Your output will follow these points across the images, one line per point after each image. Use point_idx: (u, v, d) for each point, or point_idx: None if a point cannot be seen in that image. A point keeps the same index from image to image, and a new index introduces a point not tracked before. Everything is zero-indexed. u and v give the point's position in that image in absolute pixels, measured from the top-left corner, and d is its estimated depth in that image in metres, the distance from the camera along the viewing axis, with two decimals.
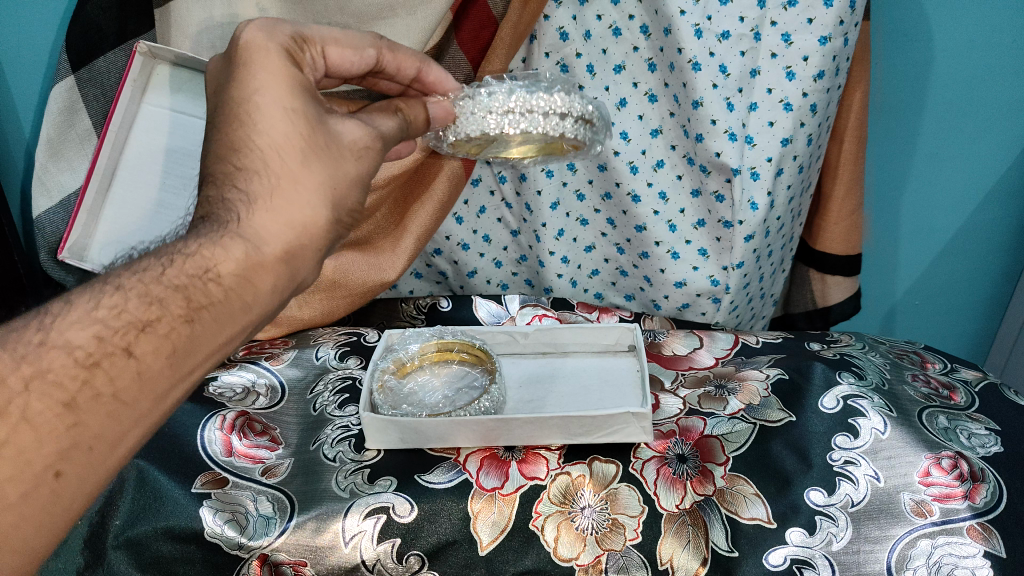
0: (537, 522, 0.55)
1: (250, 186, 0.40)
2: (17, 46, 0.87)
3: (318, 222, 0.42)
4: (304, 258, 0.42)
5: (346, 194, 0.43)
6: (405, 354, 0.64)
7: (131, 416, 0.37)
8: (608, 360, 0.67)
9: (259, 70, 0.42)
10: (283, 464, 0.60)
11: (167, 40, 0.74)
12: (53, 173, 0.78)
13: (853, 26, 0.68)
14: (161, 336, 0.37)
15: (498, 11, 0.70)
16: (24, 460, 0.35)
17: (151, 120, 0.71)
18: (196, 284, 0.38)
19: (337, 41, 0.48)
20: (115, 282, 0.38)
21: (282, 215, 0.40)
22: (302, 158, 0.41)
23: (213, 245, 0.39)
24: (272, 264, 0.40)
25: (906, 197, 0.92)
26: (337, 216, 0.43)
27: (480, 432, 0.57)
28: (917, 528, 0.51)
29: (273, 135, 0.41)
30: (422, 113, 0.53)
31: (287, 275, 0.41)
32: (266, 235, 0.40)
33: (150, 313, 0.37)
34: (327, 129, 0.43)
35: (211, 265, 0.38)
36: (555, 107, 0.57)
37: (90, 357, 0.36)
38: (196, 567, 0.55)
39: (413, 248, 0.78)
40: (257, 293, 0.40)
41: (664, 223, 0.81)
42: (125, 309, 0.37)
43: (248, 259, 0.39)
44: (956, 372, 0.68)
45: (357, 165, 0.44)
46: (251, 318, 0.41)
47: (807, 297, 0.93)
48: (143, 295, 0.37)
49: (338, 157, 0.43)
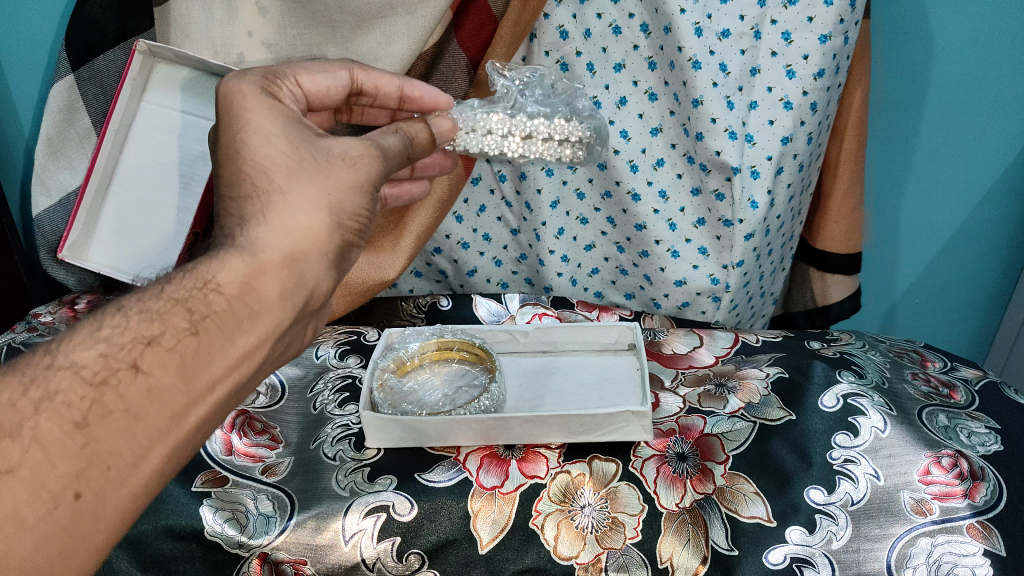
0: (537, 520, 0.55)
1: (245, 211, 0.40)
2: (16, 43, 0.87)
3: (315, 227, 0.41)
4: (309, 260, 0.41)
5: (343, 199, 0.42)
6: (405, 353, 0.64)
7: (145, 430, 0.37)
8: (604, 361, 0.67)
9: (251, 109, 0.44)
10: (283, 463, 0.60)
11: (166, 38, 0.74)
12: (53, 172, 0.78)
13: (853, 25, 0.68)
14: (167, 351, 0.37)
15: (498, 10, 0.70)
16: (39, 482, 0.35)
17: (152, 119, 0.72)
18: (196, 296, 0.38)
19: (307, 70, 0.51)
20: (117, 304, 0.39)
21: (275, 223, 0.40)
22: (288, 173, 0.41)
23: (210, 260, 0.39)
24: (273, 269, 0.40)
25: (906, 196, 0.92)
26: (337, 220, 0.42)
27: (479, 431, 0.57)
28: (917, 527, 0.52)
29: (259, 159, 0.42)
30: (424, 132, 0.52)
31: (294, 281, 0.40)
32: (262, 242, 0.40)
33: (153, 328, 0.37)
34: (314, 145, 0.43)
35: (210, 277, 0.38)
36: (555, 132, 0.62)
37: (97, 375, 0.36)
38: (196, 566, 0.55)
39: (412, 247, 0.77)
40: (264, 300, 0.40)
41: (664, 222, 0.81)
42: (127, 327, 0.37)
43: (247, 267, 0.39)
44: (956, 370, 0.68)
45: (352, 172, 0.43)
46: (260, 326, 0.40)
47: (807, 295, 0.92)
48: (144, 313, 0.38)
49: (327, 166, 0.42)
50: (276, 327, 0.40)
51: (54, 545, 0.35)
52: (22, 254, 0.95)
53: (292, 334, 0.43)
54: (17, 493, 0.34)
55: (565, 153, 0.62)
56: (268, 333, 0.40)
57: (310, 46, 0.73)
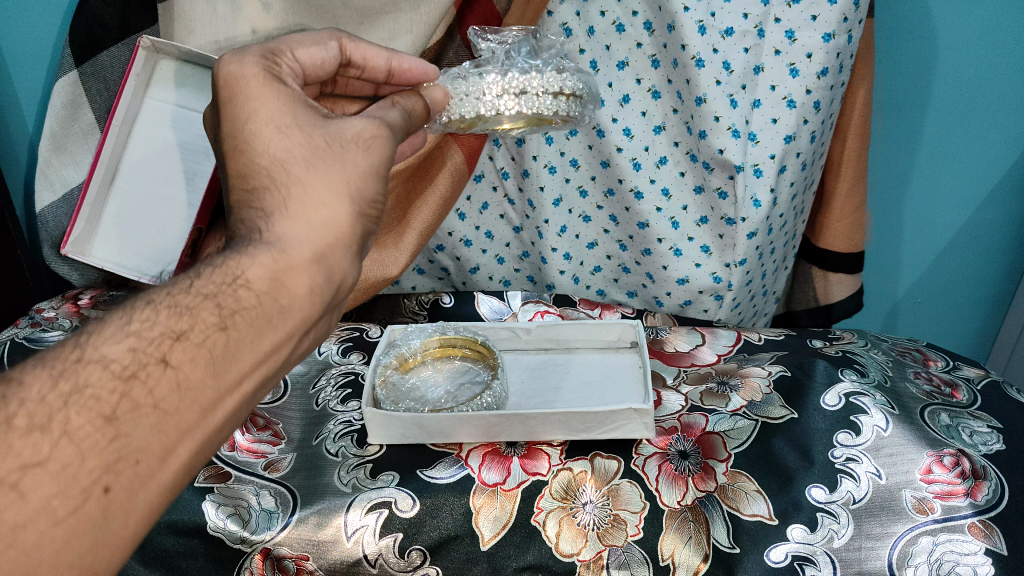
0: (539, 517, 0.55)
1: (266, 203, 0.40)
2: (21, 39, 0.87)
3: (339, 218, 0.40)
4: (336, 255, 0.40)
5: (363, 185, 0.42)
6: (408, 349, 0.64)
7: (176, 426, 0.36)
8: (605, 359, 0.67)
9: (258, 97, 0.43)
10: (285, 459, 0.60)
11: (170, 35, 0.74)
12: (56, 167, 0.78)
13: (857, 23, 0.68)
14: (196, 345, 0.36)
15: (501, 7, 0.71)
16: (69, 474, 0.34)
17: (155, 114, 0.72)
18: (225, 291, 0.38)
19: (300, 43, 0.50)
20: (147, 299, 0.38)
21: (301, 217, 0.39)
22: (306, 163, 0.41)
23: (238, 255, 0.38)
24: (303, 266, 0.39)
25: (909, 196, 0.92)
26: (359, 209, 0.41)
27: (481, 427, 0.57)
28: (918, 526, 0.52)
29: (275, 154, 0.41)
30: (419, 104, 0.52)
31: (324, 276, 0.40)
32: (289, 238, 0.39)
33: (182, 323, 0.37)
34: (328, 128, 0.43)
35: (238, 273, 0.38)
36: (549, 86, 0.60)
37: (126, 369, 0.35)
38: (200, 561, 0.55)
39: (416, 242, 0.77)
40: (294, 295, 0.39)
41: (666, 220, 0.81)
42: (156, 321, 0.37)
43: (274, 262, 0.38)
44: (959, 369, 0.68)
45: (366, 156, 0.43)
46: (290, 322, 0.39)
47: (809, 294, 0.92)
48: (173, 307, 0.37)
49: (342, 152, 0.42)
50: (304, 323, 0.40)
51: (82, 540, 0.34)
52: (25, 249, 0.96)
53: (320, 327, 0.43)
54: (45, 488, 0.33)
55: (561, 106, 0.60)
56: (295, 329, 0.39)
57: None
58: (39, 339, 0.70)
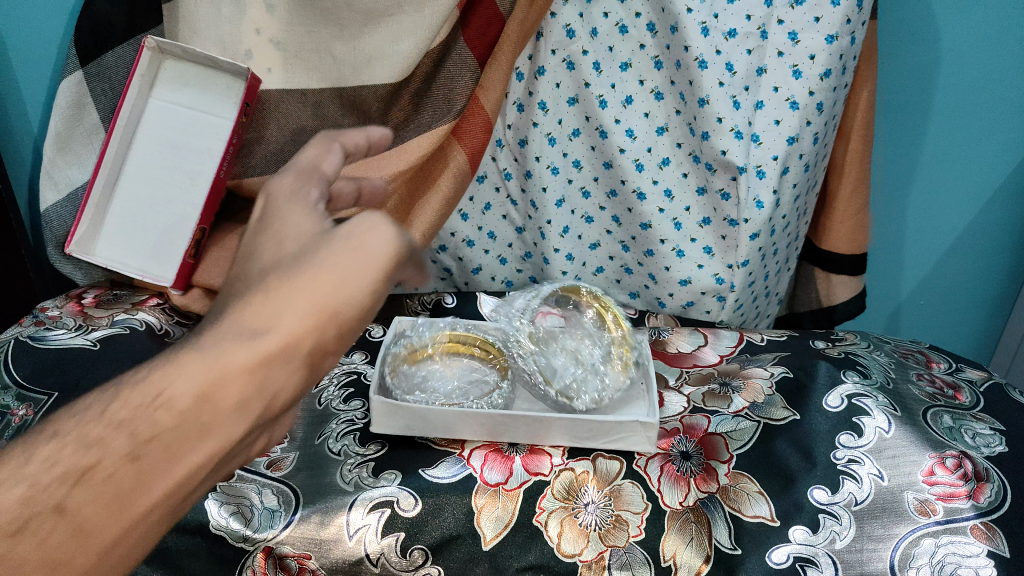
0: (541, 517, 0.55)
1: (219, 308, 0.33)
2: (25, 40, 0.87)
3: (303, 331, 0.31)
4: (278, 369, 0.31)
5: (346, 302, 0.31)
6: (418, 341, 0.65)
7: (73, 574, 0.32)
8: (613, 367, 0.63)
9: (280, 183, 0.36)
10: (288, 458, 0.60)
11: (175, 36, 0.75)
12: (61, 167, 0.77)
13: (859, 25, 0.69)
14: (102, 484, 0.31)
15: (505, 8, 0.71)
16: None
17: (158, 114, 0.74)
18: (139, 417, 0.31)
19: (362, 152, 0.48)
20: (54, 427, 0.33)
21: (246, 324, 0.31)
22: (299, 260, 0.32)
23: (149, 379, 0.32)
24: (234, 372, 0.31)
25: (912, 198, 0.92)
26: (329, 322, 0.31)
27: (486, 427, 0.57)
28: (921, 527, 0.52)
29: (283, 243, 0.33)
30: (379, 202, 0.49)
31: (255, 388, 0.31)
32: (226, 342, 0.31)
33: (89, 457, 0.31)
34: (336, 235, 0.32)
35: (159, 389, 0.31)
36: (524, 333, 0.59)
37: (12, 523, 0.31)
38: (202, 560, 0.55)
39: (417, 244, 0.75)
40: (220, 411, 0.31)
41: (669, 221, 0.80)
42: (59, 459, 0.32)
43: (207, 377, 0.31)
44: (961, 371, 0.68)
45: (360, 260, 0.31)
46: (201, 451, 0.32)
47: (812, 296, 0.92)
48: (84, 439, 0.32)
49: (344, 248, 0.32)
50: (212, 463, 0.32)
51: None
52: (29, 248, 0.96)
53: (231, 464, 0.35)
54: None
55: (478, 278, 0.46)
56: (205, 465, 0.32)
57: (318, 44, 0.74)
58: (42, 336, 0.69)
